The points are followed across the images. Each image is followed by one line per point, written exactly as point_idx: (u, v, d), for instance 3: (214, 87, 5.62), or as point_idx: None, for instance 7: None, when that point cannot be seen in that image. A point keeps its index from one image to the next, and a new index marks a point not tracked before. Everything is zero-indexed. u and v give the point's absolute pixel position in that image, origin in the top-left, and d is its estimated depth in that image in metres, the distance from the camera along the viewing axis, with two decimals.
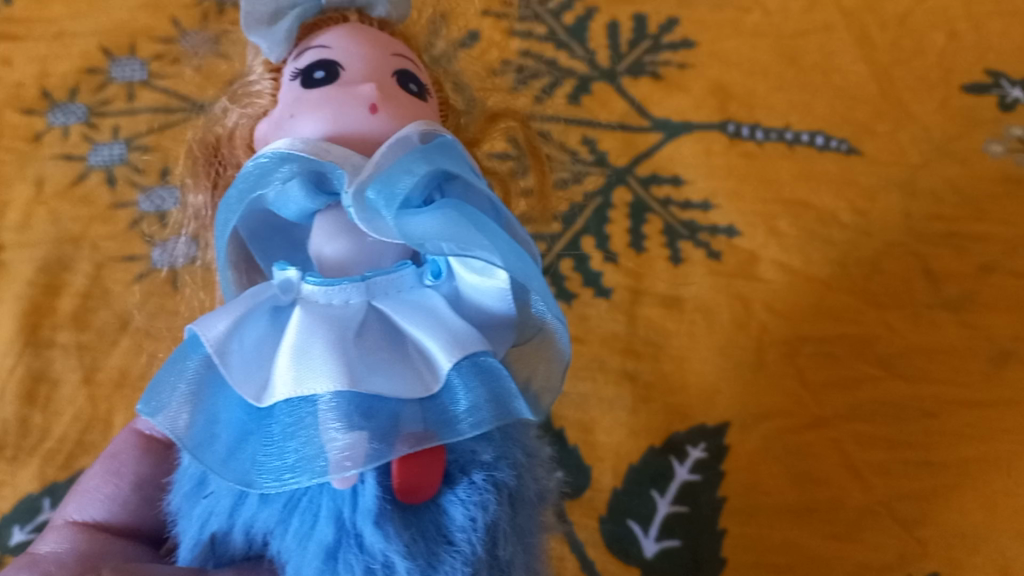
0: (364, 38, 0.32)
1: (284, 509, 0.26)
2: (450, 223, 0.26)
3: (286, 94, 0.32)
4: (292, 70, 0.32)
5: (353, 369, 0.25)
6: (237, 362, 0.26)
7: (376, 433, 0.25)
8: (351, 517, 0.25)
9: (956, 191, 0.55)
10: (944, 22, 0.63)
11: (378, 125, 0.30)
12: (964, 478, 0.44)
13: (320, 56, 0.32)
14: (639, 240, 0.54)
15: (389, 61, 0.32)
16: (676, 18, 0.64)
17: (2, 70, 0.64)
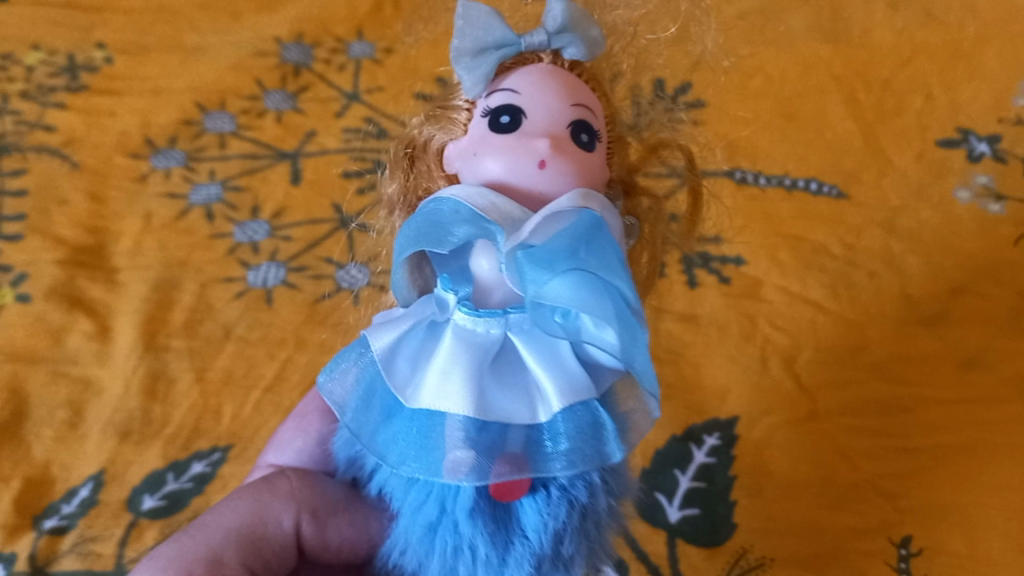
0: (549, 88, 0.38)
1: (410, 484, 0.35)
2: (578, 297, 0.32)
3: (477, 127, 0.38)
4: (485, 106, 0.39)
5: (483, 398, 0.33)
6: (398, 368, 0.35)
7: (484, 449, 0.33)
8: (453, 505, 0.34)
9: (930, 229, 0.65)
10: (922, 87, 0.74)
11: (545, 178, 0.36)
12: (936, 460, 0.53)
13: (510, 101, 0.38)
14: (660, 267, 0.64)
15: (567, 112, 0.38)
16: (689, 83, 0.76)
17: (110, 121, 0.76)
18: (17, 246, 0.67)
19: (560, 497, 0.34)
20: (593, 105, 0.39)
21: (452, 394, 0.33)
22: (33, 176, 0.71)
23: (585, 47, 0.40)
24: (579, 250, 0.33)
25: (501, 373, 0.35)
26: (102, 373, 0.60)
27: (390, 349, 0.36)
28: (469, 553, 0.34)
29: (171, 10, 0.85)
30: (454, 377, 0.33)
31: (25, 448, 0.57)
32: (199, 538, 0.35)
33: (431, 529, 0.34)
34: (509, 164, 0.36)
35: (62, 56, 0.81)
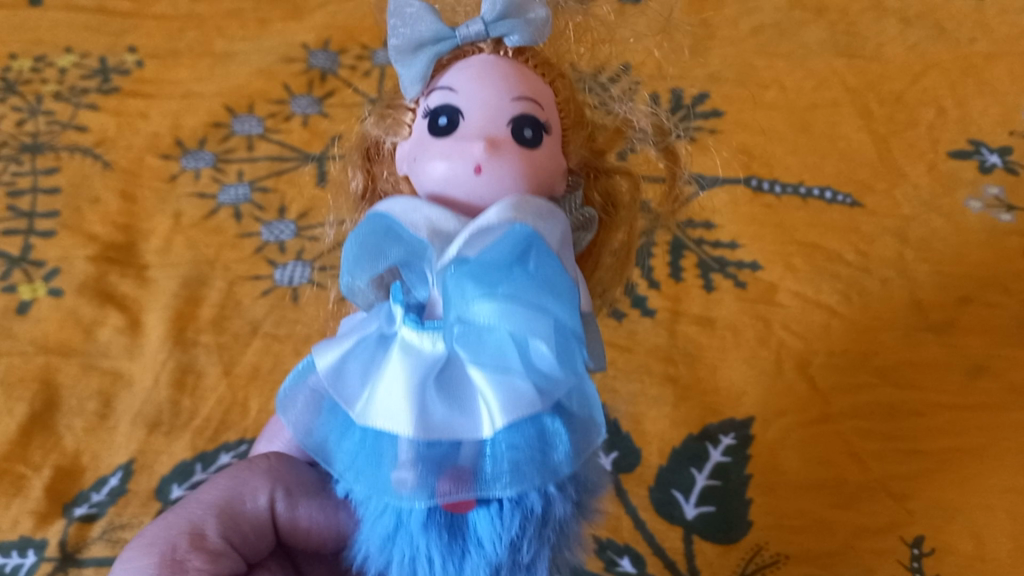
0: (488, 87, 0.39)
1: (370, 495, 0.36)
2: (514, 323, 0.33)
3: (421, 127, 0.41)
4: (426, 106, 0.41)
5: (427, 414, 0.34)
6: (347, 386, 0.36)
7: (429, 466, 0.34)
8: (409, 519, 0.35)
9: (942, 238, 0.66)
10: (934, 100, 0.75)
11: (479, 180, 0.38)
12: (945, 463, 0.54)
13: (450, 103, 0.40)
14: (677, 271, 0.66)
15: (506, 110, 0.39)
16: (706, 93, 0.78)
17: (141, 122, 0.78)
18: (50, 242, 0.69)
19: (513, 510, 0.34)
20: (535, 98, 0.40)
21: (396, 412, 0.34)
22: (66, 175, 0.73)
23: (528, 33, 0.41)
24: (514, 266, 0.34)
25: (448, 386, 0.35)
26: (132, 366, 0.62)
27: (339, 365, 0.36)
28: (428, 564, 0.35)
29: (201, 17, 0.88)
30: (397, 393, 0.34)
31: (57, 438, 0.58)
32: (181, 514, 0.37)
33: (389, 539, 0.35)
34: (447, 169, 0.38)
35: (94, 59, 0.83)
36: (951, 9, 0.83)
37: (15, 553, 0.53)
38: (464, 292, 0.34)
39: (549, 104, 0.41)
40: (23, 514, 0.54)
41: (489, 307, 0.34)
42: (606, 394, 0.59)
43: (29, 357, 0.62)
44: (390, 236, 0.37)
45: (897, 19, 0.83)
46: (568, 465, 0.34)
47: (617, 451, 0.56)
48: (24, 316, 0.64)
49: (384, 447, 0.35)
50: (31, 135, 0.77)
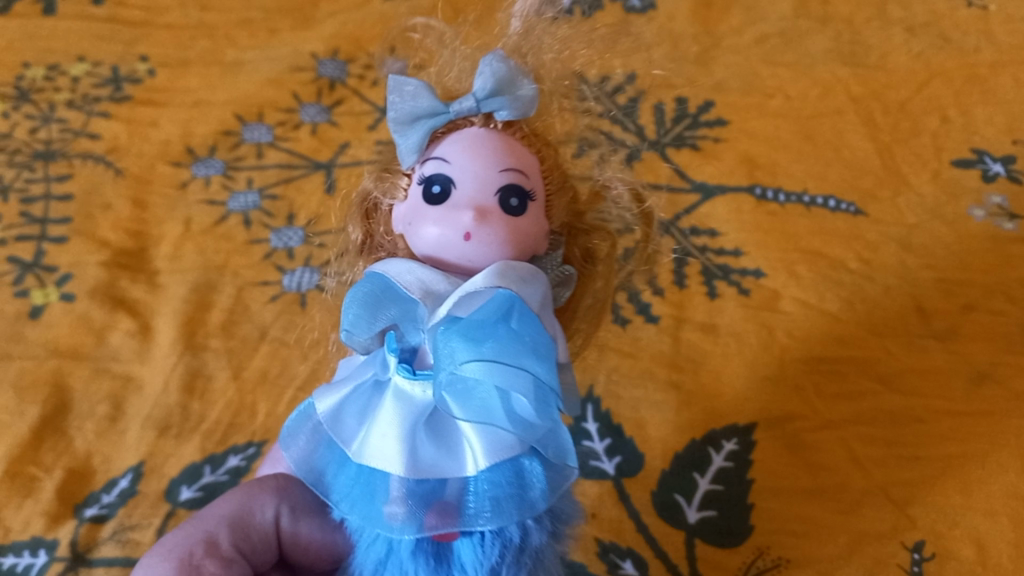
0: (478, 158, 0.41)
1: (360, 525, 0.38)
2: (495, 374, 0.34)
3: (414, 194, 0.42)
4: (420, 174, 0.43)
5: (415, 456, 0.36)
6: (342, 428, 0.38)
7: (418, 501, 0.36)
8: (399, 547, 0.37)
9: (945, 246, 0.67)
10: (938, 109, 0.76)
11: (470, 248, 0.40)
12: (947, 469, 0.55)
13: (442, 171, 0.41)
14: (682, 278, 0.66)
15: (495, 179, 0.41)
16: (712, 101, 0.78)
17: (153, 130, 0.79)
18: (62, 248, 0.70)
19: (492, 540, 0.36)
20: (524, 169, 0.42)
21: (388, 453, 0.36)
22: (78, 182, 0.74)
23: (515, 108, 0.43)
24: (500, 323, 0.36)
25: (436, 430, 0.37)
26: (143, 371, 0.63)
27: (337, 408, 0.39)
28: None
29: (211, 26, 0.89)
30: (389, 437, 0.37)
31: (68, 440, 0.59)
32: (197, 526, 0.38)
33: (380, 564, 0.37)
34: (439, 234, 0.40)
35: (106, 68, 0.84)
36: (956, 18, 0.83)
37: (26, 552, 0.54)
38: (452, 348, 0.35)
39: (536, 170, 0.43)
40: (35, 515, 0.55)
41: (473, 360, 0.34)
42: (610, 400, 0.60)
43: (40, 361, 0.63)
44: (385, 293, 0.39)
45: (902, 27, 0.83)
46: (544, 501, 0.37)
47: (620, 456, 0.57)
48: (37, 321, 0.65)
49: (377, 481, 0.37)
50: (44, 142, 0.78)
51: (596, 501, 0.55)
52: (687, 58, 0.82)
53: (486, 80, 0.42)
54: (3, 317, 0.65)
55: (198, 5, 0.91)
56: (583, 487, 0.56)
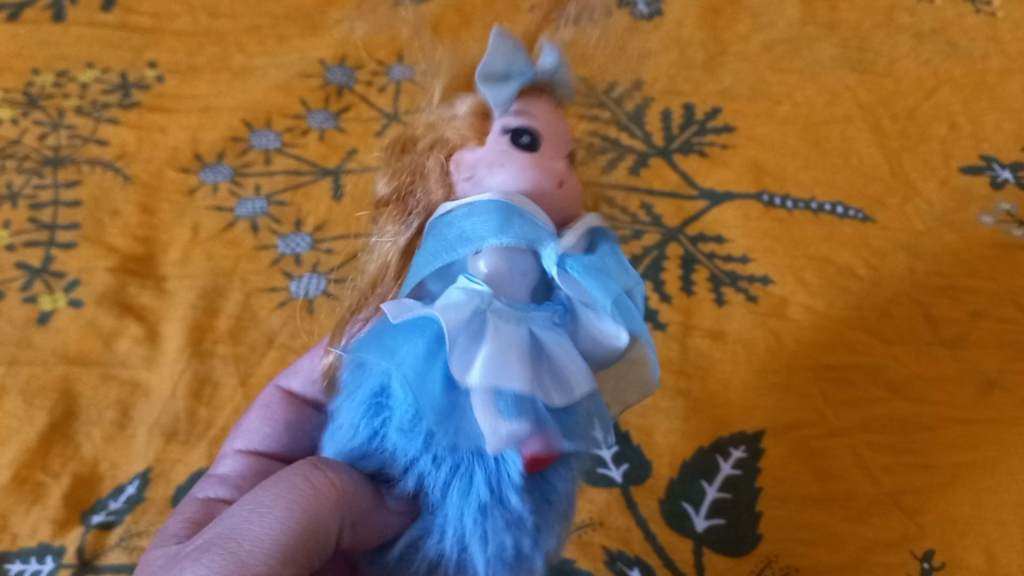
0: (555, 122, 0.41)
1: (447, 470, 0.32)
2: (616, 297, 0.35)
3: (495, 142, 0.39)
4: (503, 125, 0.40)
5: (536, 378, 0.31)
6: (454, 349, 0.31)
7: (535, 425, 0.31)
8: (500, 483, 0.32)
9: (954, 253, 0.66)
10: (946, 115, 0.76)
11: (562, 195, 0.38)
12: (957, 478, 0.55)
13: (528, 124, 0.39)
14: (689, 285, 0.66)
15: (566, 144, 0.41)
16: (719, 108, 0.78)
17: (161, 136, 0.79)
18: (70, 254, 0.70)
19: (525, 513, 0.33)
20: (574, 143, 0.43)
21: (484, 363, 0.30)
22: (87, 188, 0.75)
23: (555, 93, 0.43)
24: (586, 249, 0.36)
25: (542, 354, 0.32)
26: (150, 377, 0.63)
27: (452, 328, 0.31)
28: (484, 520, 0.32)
29: (220, 33, 0.89)
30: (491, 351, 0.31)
31: (76, 446, 0.59)
32: (251, 554, 0.30)
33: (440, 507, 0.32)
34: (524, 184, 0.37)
35: (115, 75, 0.85)
36: (964, 25, 0.83)
37: (34, 559, 0.55)
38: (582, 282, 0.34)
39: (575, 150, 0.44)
40: (43, 521, 0.56)
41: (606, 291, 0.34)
42: None
43: (49, 367, 0.63)
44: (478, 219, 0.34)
45: (910, 34, 0.83)
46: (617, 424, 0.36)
47: (628, 463, 0.57)
48: (45, 327, 0.66)
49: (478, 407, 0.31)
50: (53, 149, 0.78)
51: (604, 508, 0.55)
52: (694, 65, 0.82)
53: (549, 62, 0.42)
54: (12, 323, 0.66)
55: (207, 12, 0.91)
56: (590, 494, 0.56)
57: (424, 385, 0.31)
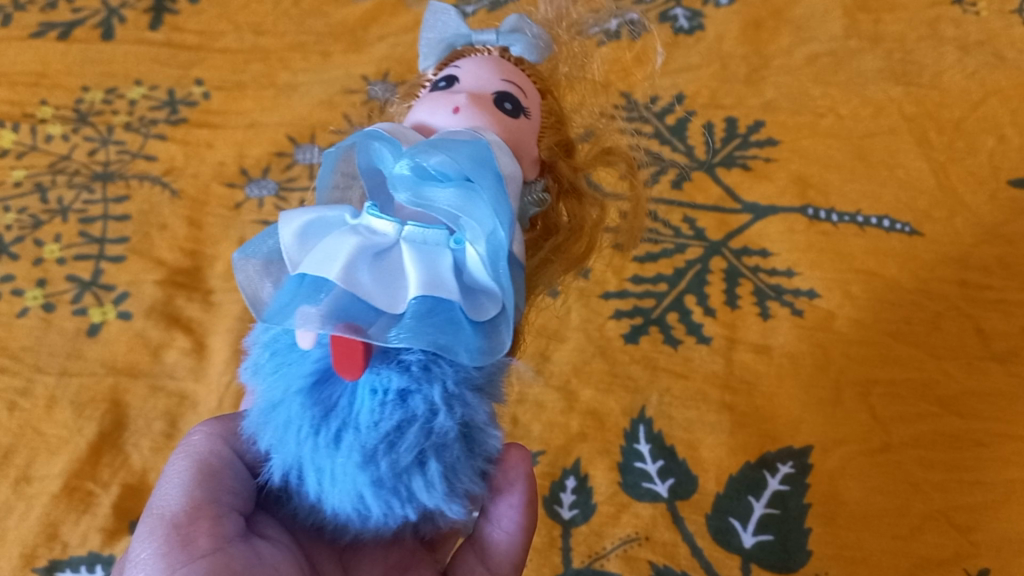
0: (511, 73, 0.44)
1: (278, 402, 0.35)
2: (460, 205, 0.35)
3: (495, 85, 0.43)
4: (516, 90, 0.43)
5: (352, 271, 0.34)
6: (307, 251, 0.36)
7: (340, 319, 0.33)
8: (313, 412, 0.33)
9: (1005, 265, 0.65)
10: (994, 128, 0.74)
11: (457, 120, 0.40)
12: (1011, 495, 0.54)
13: (509, 93, 0.43)
14: (733, 299, 0.66)
15: (497, 84, 0.43)
16: (762, 121, 0.78)
17: (208, 152, 0.81)
18: (120, 267, 0.72)
19: (395, 404, 0.33)
20: (518, 85, 0.43)
21: (327, 261, 0.34)
22: (136, 203, 0.76)
23: (532, 50, 0.46)
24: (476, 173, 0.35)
25: (380, 268, 0.35)
26: (197, 388, 0.64)
27: (301, 229, 0.37)
28: (331, 431, 0.33)
29: (266, 51, 0.90)
30: (336, 250, 0.35)
31: (125, 456, 0.61)
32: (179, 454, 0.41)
33: (273, 407, 0.35)
34: (429, 112, 0.41)
35: (163, 92, 0.86)
36: (1011, 36, 0.81)
37: (84, 568, 0.56)
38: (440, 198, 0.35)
39: (534, 97, 0.44)
40: (92, 530, 0.57)
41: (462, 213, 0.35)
42: (662, 420, 0.59)
43: (99, 378, 0.65)
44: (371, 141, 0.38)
45: (956, 46, 0.81)
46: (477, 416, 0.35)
47: (674, 478, 0.57)
48: (95, 338, 0.67)
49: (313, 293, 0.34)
50: (102, 164, 0.80)
51: (649, 523, 0.55)
52: (737, 79, 0.82)
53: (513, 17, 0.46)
54: (63, 335, 0.67)
55: (252, 30, 0.92)
56: (635, 509, 0.55)
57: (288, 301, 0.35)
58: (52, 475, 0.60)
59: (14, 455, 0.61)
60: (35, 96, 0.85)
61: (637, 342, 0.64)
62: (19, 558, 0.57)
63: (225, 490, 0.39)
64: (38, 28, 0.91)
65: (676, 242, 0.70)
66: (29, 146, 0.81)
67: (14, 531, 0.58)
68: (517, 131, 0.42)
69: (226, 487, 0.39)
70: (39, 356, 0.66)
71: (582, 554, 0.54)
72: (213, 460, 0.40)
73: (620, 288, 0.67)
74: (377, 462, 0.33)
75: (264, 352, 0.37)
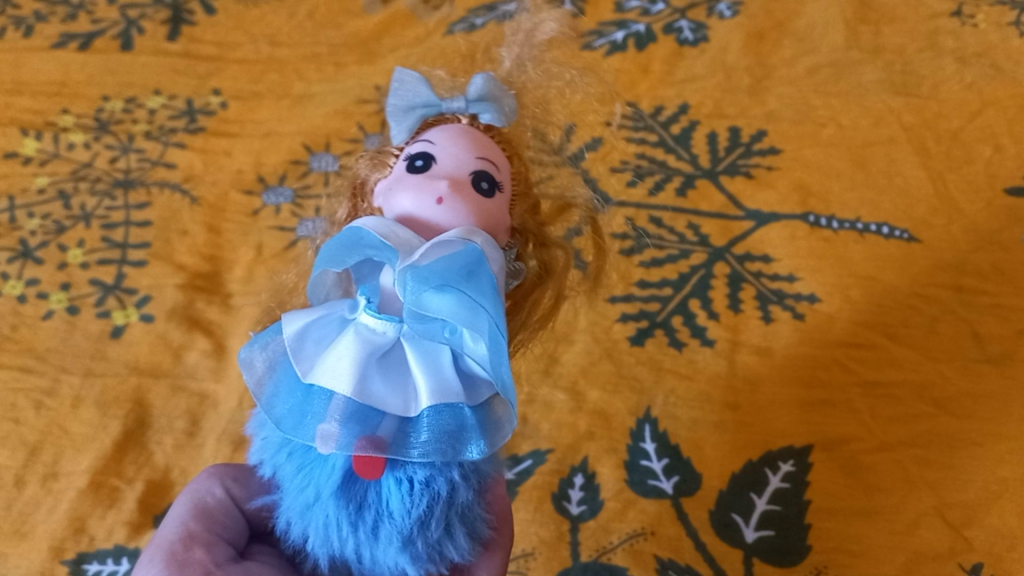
0: (468, 144, 0.43)
1: (305, 505, 0.37)
2: (458, 313, 0.35)
3: (467, 164, 0.42)
4: (490, 167, 0.43)
5: (364, 384, 0.36)
6: (304, 355, 0.38)
7: (359, 434, 0.36)
8: (343, 513, 0.36)
9: (1000, 271, 0.67)
10: (991, 137, 0.76)
11: (441, 213, 0.40)
12: (1004, 492, 0.56)
13: (487, 171, 0.42)
14: (736, 302, 0.68)
15: (472, 163, 0.42)
16: (764, 130, 0.80)
17: (226, 159, 0.83)
18: (141, 272, 0.74)
19: (422, 490, 0.36)
20: (493, 160, 0.43)
21: (339, 373, 0.36)
22: (156, 209, 0.79)
23: (502, 118, 0.46)
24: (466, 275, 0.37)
25: (387, 370, 0.37)
26: (217, 388, 0.67)
27: (301, 330, 0.38)
28: (368, 524, 0.36)
29: (281, 61, 0.93)
30: (343, 360, 0.36)
31: (148, 454, 0.63)
32: (185, 494, 0.45)
33: (308, 507, 0.37)
34: (413, 202, 0.41)
35: (181, 101, 0.89)
36: (1009, 48, 0.83)
37: (111, 560, 0.59)
38: (431, 301, 0.36)
39: (507, 167, 0.44)
40: (119, 524, 0.60)
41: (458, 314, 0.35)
42: (667, 420, 0.61)
43: (122, 379, 0.67)
44: (360, 241, 0.39)
45: (954, 57, 0.83)
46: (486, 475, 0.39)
47: (678, 475, 0.59)
48: (118, 340, 0.69)
49: (319, 401, 0.37)
50: (123, 172, 0.82)
51: (655, 518, 0.57)
52: (740, 89, 0.84)
53: (482, 83, 0.45)
54: (87, 337, 0.70)
55: (268, 41, 0.95)
56: (641, 505, 0.57)
57: (300, 409, 0.37)
58: (79, 471, 0.62)
59: (41, 452, 0.63)
60: (56, 105, 0.87)
61: (642, 344, 0.66)
62: (47, 551, 0.59)
63: (218, 525, 0.43)
64: (59, 38, 0.93)
65: (681, 249, 0.72)
66: (52, 154, 0.83)
67: (42, 524, 0.60)
68: (498, 212, 0.42)
69: (218, 522, 0.43)
70: (64, 357, 0.68)
71: (590, 548, 0.56)
72: (210, 500, 0.44)
73: (627, 293, 0.69)
74: (414, 542, 0.36)
75: (277, 446, 0.40)
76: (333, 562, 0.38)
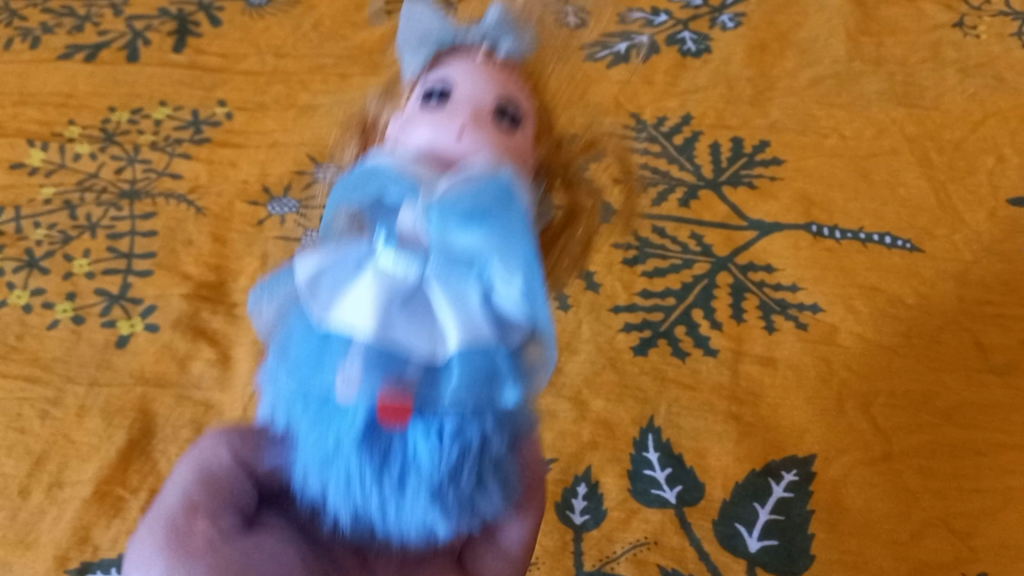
0: (487, 79, 0.43)
1: (329, 455, 0.37)
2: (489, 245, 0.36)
3: (486, 98, 0.42)
4: (511, 100, 0.43)
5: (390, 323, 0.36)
6: (324, 294, 0.37)
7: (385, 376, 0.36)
8: (370, 459, 0.36)
9: (1004, 282, 0.67)
10: (993, 148, 0.77)
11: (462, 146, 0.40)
12: (1008, 502, 0.56)
13: (508, 106, 0.43)
14: (739, 312, 0.68)
15: (491, 97, 0.42)
16: (767, 141, 0.80)
17: (231, 170, 0.84)
18: (147, 281, 0.74)
19: (451, 439, 0.36)
20: (512, 96, 0.43)
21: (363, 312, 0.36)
22: (162, 220, 0.79)
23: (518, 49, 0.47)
24: (493, 210, 0.36)
25: (412, 310, 0.37)
26: (222, 397, 0.67)
27: (317, 270, 0.38)
28: (395, 473, 0.36)
29: (285, 73, 0.93)
30: (366, 298, 0.36)
31: (153, 463, 0.63)
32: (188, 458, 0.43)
33: (330, 459, 0.37)
34: (433, 134, 0.40)
35: (187, 112, 0.89)
36: (1010, 60, 0.84)
37: (114, 570, 0.58)
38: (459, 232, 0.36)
39: (526, 103, 0.44)
40: (123, 533, 0.60)
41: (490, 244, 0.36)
42: (671, 430, 0.62)
43: (128, 388, 0.67)
44: (379, 175, 0.38)
45: (956, 68, 0.84)
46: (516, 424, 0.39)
47: (682, 485, 0.59)
48: (123, 349, 0.70)
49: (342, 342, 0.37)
50: (129, 182, 0.83)
51: (658, 528, 0.57)
52: (742, 100, 0.84)
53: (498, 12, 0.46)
54: (92, 346, 0.70)
55: (273, 53, 0.95)
56: (645, 514, 0.57)
57: (323, 353, 0.37)
58: (84, 480, 0.62)
59: (46, 461, 0.63)
60: (63, 116, 0.88)
61: (645, 354, 0.66)
62: (51, 560, 0.59)
63: (226, 491, 0.41)
64: (66, 50, 0.94)
65: (683, 258, 0.72)
66: (58, 165, 0.84)
67: (47, 533, 0.60)
68: (520, 146, 0.42)
69: (227, 490, 0.41)
70: (70, 367, 0.68)
71: (594, 558, 0.56)
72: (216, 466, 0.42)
73: (630, 302, 0.69)
74: (443, 491, 0.36)
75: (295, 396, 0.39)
76: (356, 518, 0.38)
